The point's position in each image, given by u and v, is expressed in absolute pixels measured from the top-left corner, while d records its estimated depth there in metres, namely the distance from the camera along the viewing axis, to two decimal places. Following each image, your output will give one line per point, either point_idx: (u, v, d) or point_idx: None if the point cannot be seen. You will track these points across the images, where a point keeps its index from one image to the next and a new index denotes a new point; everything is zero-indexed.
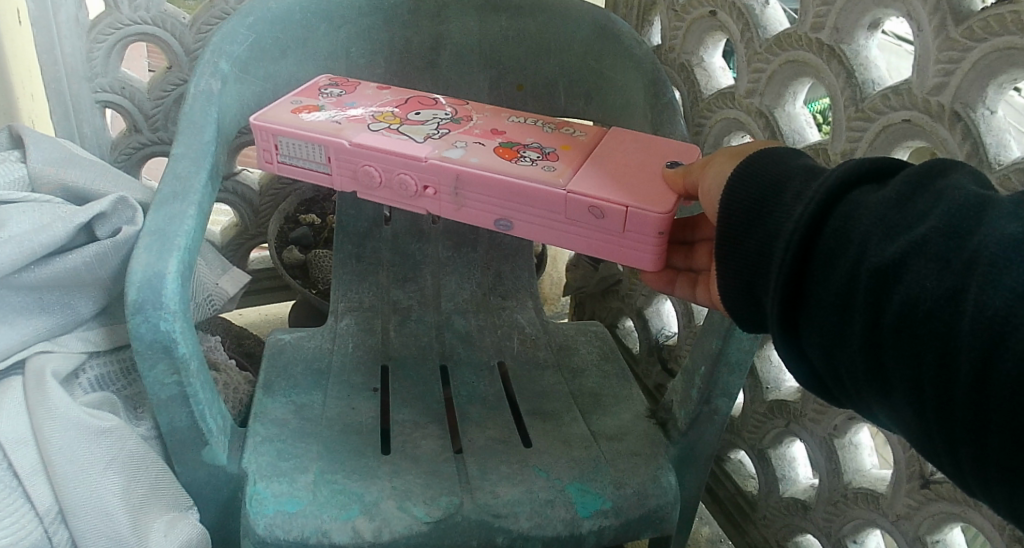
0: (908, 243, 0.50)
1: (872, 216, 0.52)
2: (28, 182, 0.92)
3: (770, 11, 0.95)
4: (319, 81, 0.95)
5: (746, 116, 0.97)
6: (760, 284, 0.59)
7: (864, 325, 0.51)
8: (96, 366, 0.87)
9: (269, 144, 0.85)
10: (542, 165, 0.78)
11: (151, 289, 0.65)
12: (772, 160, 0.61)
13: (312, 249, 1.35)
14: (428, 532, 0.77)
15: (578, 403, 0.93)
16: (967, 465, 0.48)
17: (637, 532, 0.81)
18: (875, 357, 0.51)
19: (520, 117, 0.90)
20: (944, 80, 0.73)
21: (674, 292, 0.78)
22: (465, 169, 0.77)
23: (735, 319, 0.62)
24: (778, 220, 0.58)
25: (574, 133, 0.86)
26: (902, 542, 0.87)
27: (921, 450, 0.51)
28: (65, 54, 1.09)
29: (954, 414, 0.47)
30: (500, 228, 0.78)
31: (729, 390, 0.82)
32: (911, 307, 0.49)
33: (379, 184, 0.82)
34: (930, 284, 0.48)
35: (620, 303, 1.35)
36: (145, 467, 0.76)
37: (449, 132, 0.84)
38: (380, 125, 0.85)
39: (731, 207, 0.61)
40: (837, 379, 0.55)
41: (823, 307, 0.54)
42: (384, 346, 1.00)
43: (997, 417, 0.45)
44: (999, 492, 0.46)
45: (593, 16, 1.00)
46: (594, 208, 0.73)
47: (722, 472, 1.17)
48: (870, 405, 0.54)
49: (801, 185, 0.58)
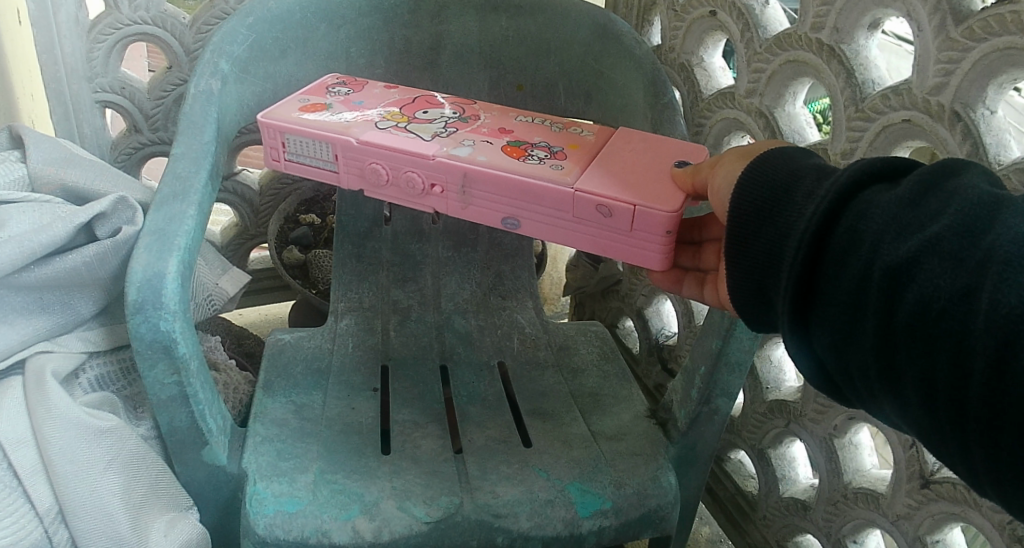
0: (921, 242, 0.50)
1: (885, 215, 0.53)
2: (29, 182, 0.92)
3: (770, 11, 0.95)
4: (327, 81, 0.96)
5: (746, 116, 0.97)
6: (771, 283, 0.59)
7: (876, 324, 0.51)
8: (96, 366, 0.87)
9: (276, 142, 0.85)
10: (549, 163, 0.78)
11: (151, 289, 0.65)
12: (783, 159, 0.61)
13: (312, 249, 1.35)
14: (428, 532, 0.77)
15: (578, 403, 0.93)
16: (980, 464, 0.48)
17: (637, 532, 0.81)
18: (887, 356, 0.51)
19: (527, 116, 0.90)
20: (944, 80, 0.73)
21: (681, 292, 0.78)
22: (472, 167, 0.77)
23: (745, 318, 0.62)
24: (790, 219, 0.58)
25: (581, 132, 0.86)
26: (902, 542, 0.87)
27: (932, 449, 0.51)
28: (65, 55, 1.09)
29: (967, 413, 0.47)
30: (507, 227, 0.78)
31: (729, 390, 0.82)
32: (925, 305, 0.49)
33: (386, 183, 0.82)
34: (944, 283, 0.48)
35: (620, 303, 1.35)
36: (145, 467, 0.76)
37: (456, 130, 0.85)
38: (388, 123, 0.85)
39: (741, 206, 0.61)
40: (848, 378, 0.55)
41: (834, 306, 0.54)
42: (384, 346, 1.00)
43: (1010, 416, 0.45)
44: (1011, 491, 0.46)
45: (593, 16, 1.00)
46: (601, 207, 0.73)
47: (722, 472, 1.17)
48: (881, 405, 0.54)
49: (812, 184, 0.58)
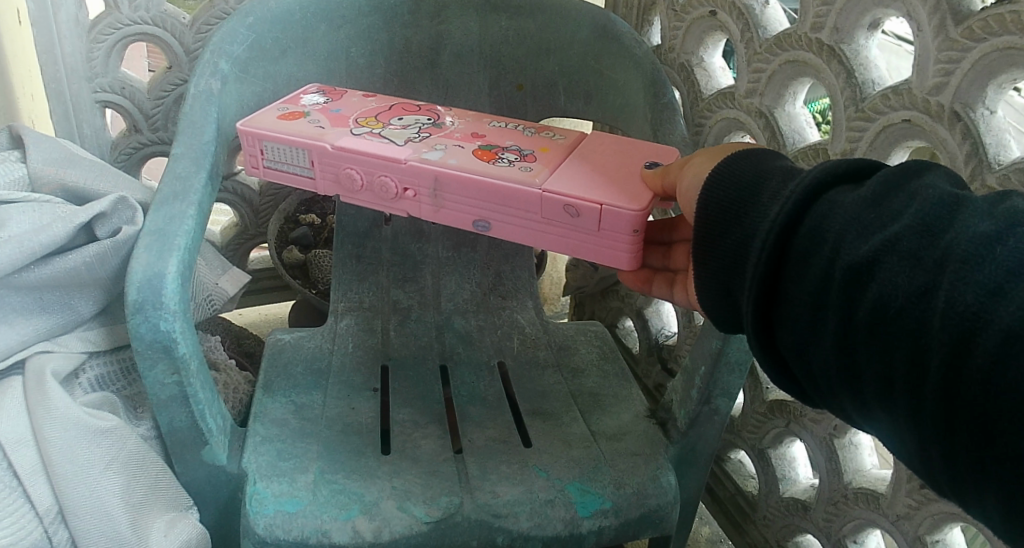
0: (882, 241, 0.50)
1: (846, 214, 0.53)
2: (29, 182, 0.92)
3: (770, 11, 0.95)
4: (307, 89, 0.95)
5: (746, 116, 0.97)
6: (738, 282, 0.58)
7: (836, 323, 0.51)
8: (96, 366, 0.87)
9: (255, 150, 0.85)
10: (519, 165, 0.78)
11: (151, 289, 0.66)
12: (751, 161, 0.61)
13: (311, 249, 1.35)
14: (428, 532, 0.77)
15: (578, 403, 0.93)
16: (936, 464, 0.48)
17: (637, 532, 0.81)
18: (846, 355, 0.51)
19: (502, 122, 0.90)
20: (944, 80, 0.73)
21: (651, 291, 0.78)
22: (443, 171, 0.78)
23: (713, 319, 0.62)
24: (755, 220, 0.58)
25: (553, 136, 0.86)
26: (902, 542, 0.87)
27: (894, 446, 0.51)
28: (65, 54, 1.09)
29: (924, 411, 0.47)
30: (478, 229, 0.78)
31: (729, 390, 0.82)
32: (883, 304, 0.49)
33: (361, 189, 0.82)
34: (903, 282, 0.48)
35: (620, 303, 1.35)
36: (146, 466, 0.76)
37: (429, 136, 0.84)
38: (363, 130, 0.85)
39: (708, 206, 0.61)
40: (810, 379, 0.55)
41: (796, 305, 0.54)
42: (384, 346, 1.00)
43: (965, 414, 0.45)
44: (965, 489, 0.47)
45: (591, 15, 0.99)
46: (569, 207, 0.73)
47: (722, 471, 1.18)
48: (843, 405, 0.54)
49: (779, 185, 0.58)
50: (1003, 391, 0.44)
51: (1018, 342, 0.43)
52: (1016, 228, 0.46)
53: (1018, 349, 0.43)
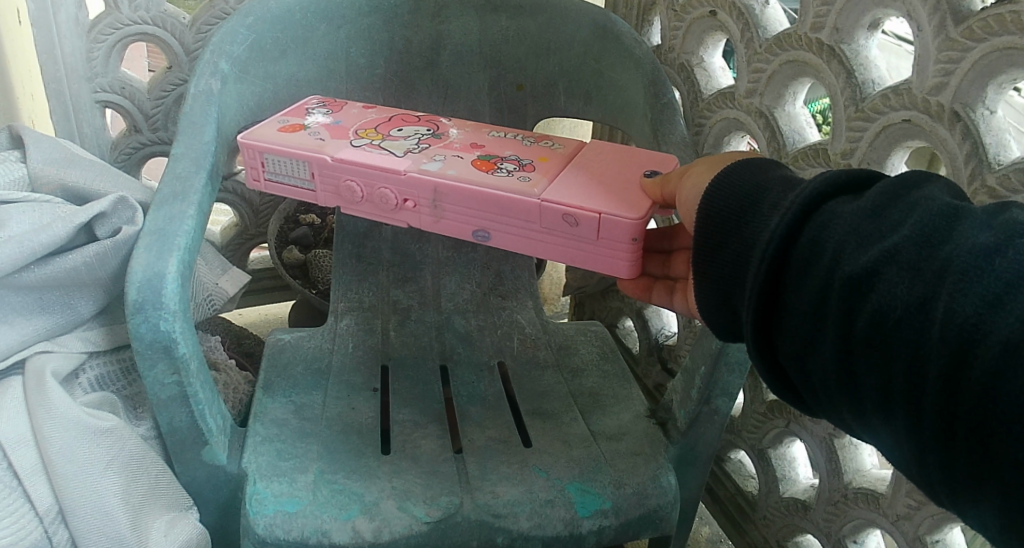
0: (881, 252, 0.50)
1: (846, 225, 0.53)
2: (29, 182, 0.92)
3: (770, 11, 0.95)
4: (308, 101, 0.95)
5: (746, 116, 0.97)
6: (738, 293, 0.58)
7: (836, 334, 0.51)
8: (96, 366, 0.87)
9: (255, 162, 0.85)
10: (518, 175, 0.78)
11: (151, 289, 0.66)
12: (750, 171, 0.61)
13: (311, 249, 1.35)
14: (428, 532, 0.77)
15: (577, 403, 0.93)
16: (936, 475, 0.48)
17: (636, 532, 0.81)
18: (846, 366, 0.51)
19: (500, 131, 0.90)
20: (944, 80, 0.73)
21: (650, 299, 0.78)
22: (442, 181, 0.78)
23: (713, 328, 0.62)
24: (755, 230, 0.58)
25: (552, 145, 0.86)
26: (902, 542, 0.87)
27: (893, 456, 0.51)
28: (65, 54, 1.10)
29: (921, 422, 0.47)
30: (478, 239, 0.78)
31: (729, 390, 0.82)
32: (883, 315, 0.49)
33: (361, 199, 0.82)
34: (902, 293, 0.48)
35: (620, 303, 1.35)
36: (146, 466, 0.76)
37: (428, 146, 0.84)
38: (362, 141, 0.85)
39: (708, 216, 0.61)
40: (809, 388, 0.55)
41: (796, 316, 0.54)
42: (384, 345, 1.00)
43: (962, 424, 0.45)
44: (963, 498, 0.47)
45: (590, 15, 0.99)
46: (568, 217, 0.74)
47: (722, 472, 1.18)
48: (843, 416, 0.54)
49: (779, 196, 0.58)
50: (999, 402, 0.44)
51: (1017, 353, 0.43)
52: (1015, 239, 0.46)
53: (1016, 360, 0.43)
